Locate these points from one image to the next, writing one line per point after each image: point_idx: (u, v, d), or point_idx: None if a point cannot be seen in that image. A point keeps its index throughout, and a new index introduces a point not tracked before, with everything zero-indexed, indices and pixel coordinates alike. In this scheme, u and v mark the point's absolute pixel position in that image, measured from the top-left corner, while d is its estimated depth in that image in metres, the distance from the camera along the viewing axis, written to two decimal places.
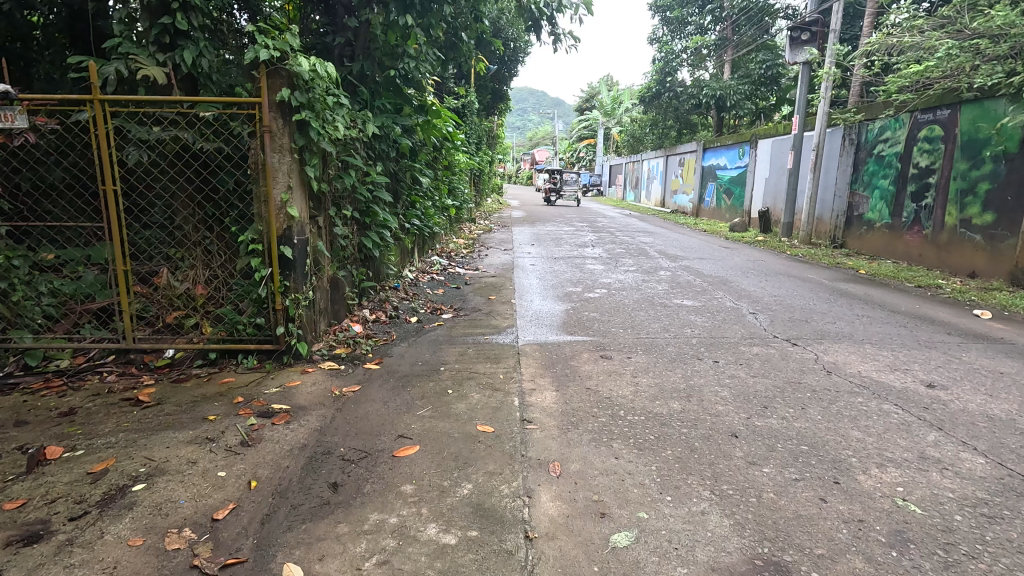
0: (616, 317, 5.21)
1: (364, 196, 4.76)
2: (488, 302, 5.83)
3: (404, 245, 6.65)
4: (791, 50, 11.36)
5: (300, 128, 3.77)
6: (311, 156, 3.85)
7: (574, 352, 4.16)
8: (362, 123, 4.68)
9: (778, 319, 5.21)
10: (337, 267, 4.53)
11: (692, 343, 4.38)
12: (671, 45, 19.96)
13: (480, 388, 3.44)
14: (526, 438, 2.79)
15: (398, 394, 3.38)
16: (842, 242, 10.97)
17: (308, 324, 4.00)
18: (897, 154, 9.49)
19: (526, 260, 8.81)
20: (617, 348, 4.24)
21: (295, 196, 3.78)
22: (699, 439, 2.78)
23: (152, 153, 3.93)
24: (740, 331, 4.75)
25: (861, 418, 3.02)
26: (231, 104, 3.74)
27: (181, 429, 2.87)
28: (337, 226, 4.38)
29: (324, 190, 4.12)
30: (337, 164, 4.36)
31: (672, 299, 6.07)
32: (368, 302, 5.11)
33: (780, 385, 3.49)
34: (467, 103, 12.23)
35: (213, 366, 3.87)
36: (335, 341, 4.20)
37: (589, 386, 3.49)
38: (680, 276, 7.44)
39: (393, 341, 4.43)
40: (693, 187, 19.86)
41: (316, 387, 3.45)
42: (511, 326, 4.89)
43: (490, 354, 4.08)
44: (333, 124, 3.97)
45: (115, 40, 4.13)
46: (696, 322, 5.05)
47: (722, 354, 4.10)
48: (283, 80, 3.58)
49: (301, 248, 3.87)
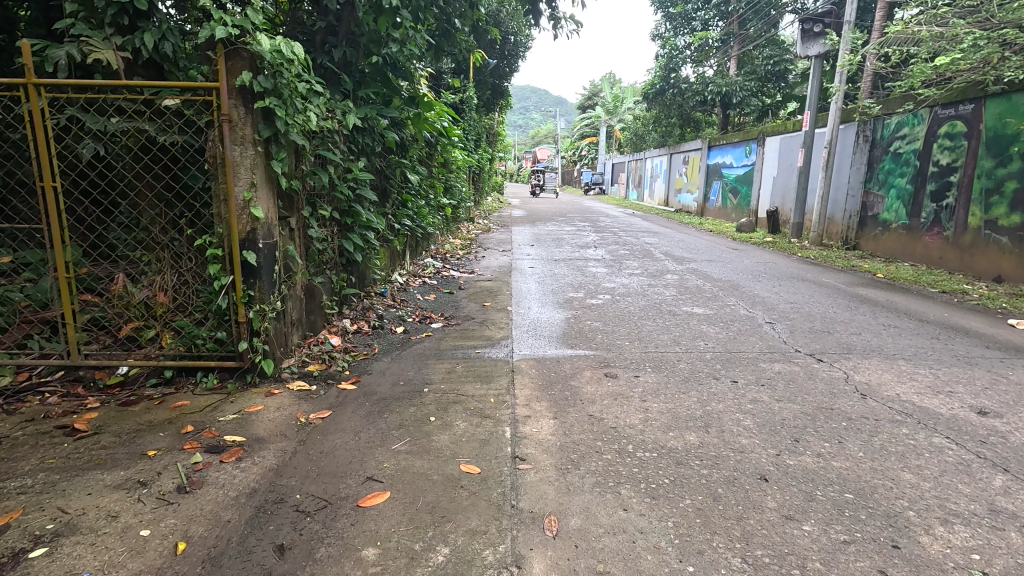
0: (621, 328, 4.77)
1: (344, 194, 4.32)
2: (482, 309, 5.40)
3: (393, 248, 6.20)
4: (803, 42, 10.93)
5: (267, 118, 3.33)
6: (279, 150, 3.42)
7: (575, 370, 3.72)
8: (342, 114, 4.24)
9: (798, 330, 4.76)
10: (313, 272, 4.09)
11: (706, 359, 3.94)
12: (674, 41, 19.55)
13: (467, 415, 3.00)
14: (517, 482, 2.36)
15: (372, 422, 2.94)
16: (855, 244, 10.51)
17: (277, 339, 3.56)
18: (916, 152, 9.03)
19: (524, 262, 8.36)
20: (623, 365, 3.81)
21: (261, 195, 3.33)
22: (722, 484, 2.34)
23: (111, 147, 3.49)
24: (758, 345, 4.30)
25: (910, 456, 2.58)
26: (186, 89, 3.29)
27: (111, 468, 2.44)
28: (311, 228, 3.94)
29: (295, 188, 3.69)
30: (312, 157, 3.93)
31: (682, 306, 5.62)
32: (350, 311, 4.66)
33: (810, 412, 3.05)
34: (465, 98, 11.77)
35: (168, 386, 3.44)
36: (308, 356, 3.76)
37: (592, 412, 3.05)
38: (688, 280, 6.99)
39: (375, 355, 3.99)
40: (698, 186, 19.40)
41: (279, 414, 3.02)
42: (506, 337, 4.46)
43: (480, 372, 3.64)
44: (304, 113, 3.52)
45: (66, 21, 3.63)
46: (709, 334, 4.60)
47: (741, 373, 3.65)
48: (245, 62, 3.14)
49: (269, 253, 3.42)
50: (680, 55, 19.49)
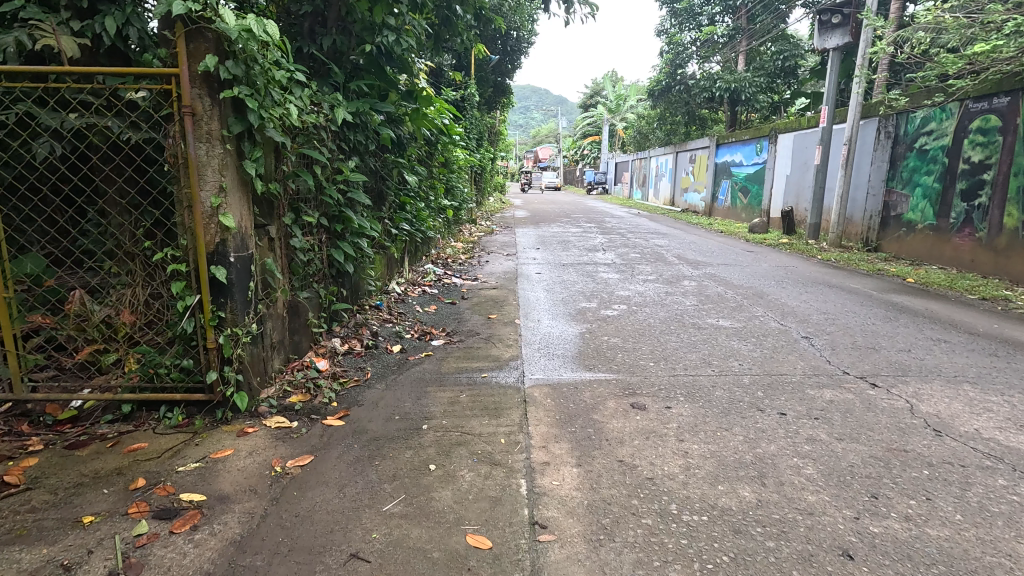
0: (643, 345, 4.27)
1: (333, 198, 3.83)
2: (487, 323, 4.92)
3: (390, 256, 5.71)
4: (821, 34, 10.46)
5: (238, 110, 2.85)
6: (253, 148, 2.94)
7: (597, 400, 3.23)
8: (329, 108, 3.77)
9: (839, 346, 4.28)
10: (296, 288, 3.60)
11: (745, 385, 3.46)
12: (680, 36, 19.07)
13: (473, 464, 2.52)
14: (540, 562, 1.89)
15: (361, 472, 2.47)
16: (876, 245, 10.01)
17: (253, 366, 3.07)
18: (944, 148, 8.55)
19: (530, 267, 7.87)
20: (652, 393, 3.33)
21: (231, 202, 2.85)
22: (798, 565, 1.86)
23: (69, 146, 2.98)
24: (800, 365, 3.81)
25: (1020, 519, 2.10)
26: (142, 76, 2.80)
27: (33, 543, 1.97)
28: (294, 237, 3.45)
29: (275, 192, 3.21)
30: (295, 156, 3.46)
31: (706, 318, 5.12)
32: (340, 329, 4.17)
33: (881, 455, 2.57)
34: (466, 95, 11.29)
35: (125, 423, 2.95)
36: (291, 385, 3.27)
37: (622, 457, 2.57)
38: (708, 287, 6.51)
39: (367, 382, 3.51)
40: (705, 185, 18.88)
41: (251, 460, 2.54)
42: (515, 358, 3.98)
43: (487, 404, 3.15)
44: (284, 105, 3.05)
45: (17, 2, 3.13)
46: (742, 352, 4.10)
47: (789, 403, 3.17)
48: (211, 43, 2.67)
49: (241, 268, 2.94)
50: (685, 51, 18.95)
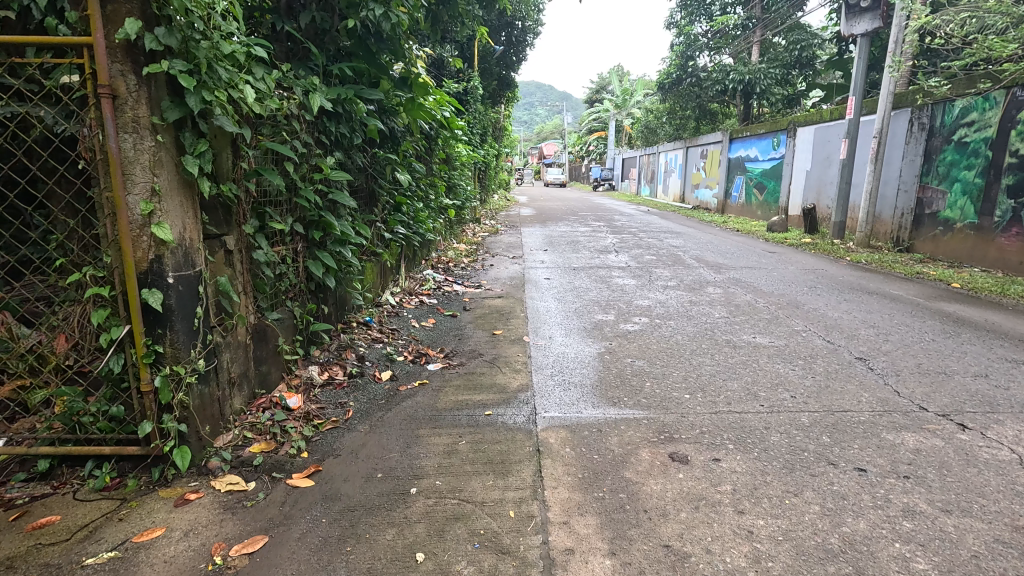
0: (674, 370, 3.66)
1: (309, 200, 3.23)
2: (491, 341, 4.31)
3: (383, 264, 5.11)
4: (848, 20, 9.78)
5: (177, 92, 2.26)
6: (197, 140, 2.34)
7: (627, 450, 2.62)
8: (303, 94, 3.17)
9: (904, 370, 3.66)
10: (263, 310, 3.00)
11: (805, 427, 2.84)
12: (691, 27, 18.36)
13: (473, 552, 1.92)
14: None
15: (325, 565, 1.88)
16: (909, 245, 9.33)
17: (203, 411, 2.48)
18: (988, 140, 7.88)
19: (539, 273, 7.24)
20: (694, 439, 2.72)
21: (169, 210, 2.26)
22: None
23: None
24: (865, 399, 3.19)
25: None
26: (41, 47, 2.15)
27: None
28: (259, 248, 2.86)
29: (229, 194, 2.62)
30: (258, 151, 2.87)
31: (741, 334, 4.49)
32: (320, 353, 3.58)
33: (1009, 539, 1.96)
34: (469, 88, 10.66)
35: (42, 483, 2.35)
36: (252, 431, 2.69)
37: (668, 540, 1.97)
38: (736, 295, 5.87)
39: (347, 423, 2.91)
40: (717, 181, 18.19)
41: (186, 546, 1.97)
42: (525, 388, 3.38)
43: (492, 456, 2.55)
44: (238, 87, 2.45)
45: None
46: (792, 380, 3.48)
47: (866, 455, 2.55)
48: (135, 5, 2.08)
49: (184, 291, 2.35)
50: (696, 42, 18.17)
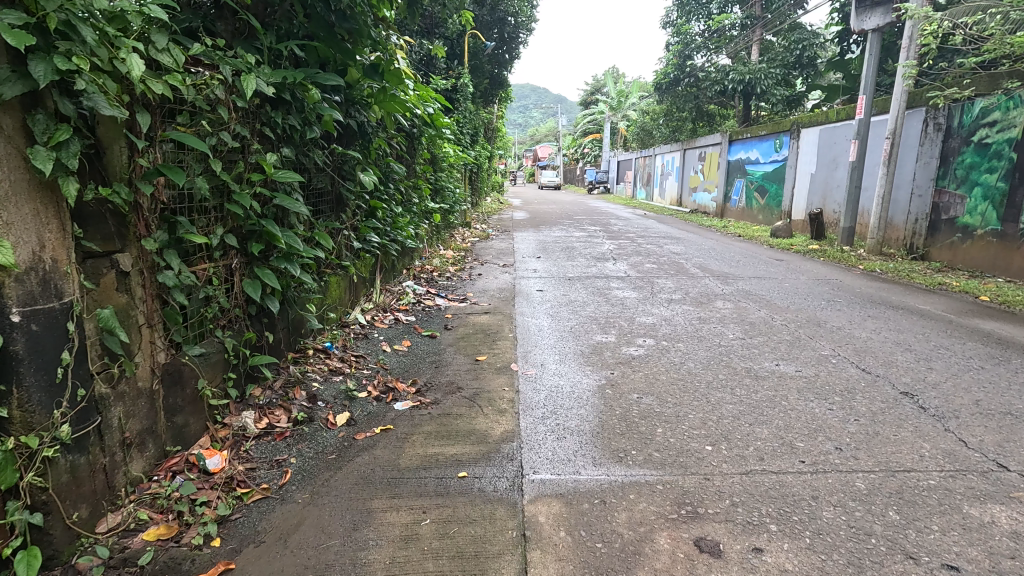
0: (689, 410, 3.05)
1: (241, 207, 2.62)
2: (473, 370, 3.68)
3: (352, 277, 4.48)
4: (858, 14, 9.30)
5: (21, 57, 1.62)
6: (55, 125, 1.71)
7: (640, 534, 2.00)
8: (234, 76, 2.56)
9: (963, 411, 3.06)
10: (178, 346, 2.38)
11: (863, 497, 2.23)
12: (688, 27, 17.85)
13: None
14: None
15: None
16: (924, 253, 8.79)
17: (74, 491, 1.84)
18: (1012, 141, 7.34)
19: (530, 283, 6.65)
20: (725, 517, 2.11)
21: (12, 220, 1.64)
22: None
23: None
24: (927, 451, 2.60)
25: None
26: None
27: None
28: (165, 267, 2.24)
29: (115, 199, 1.98)
30: (168, 145, 2.26)
31: (763, 361, 3.89)
32: (262, 392, 2.96)
33: None
34: (458, 86, 10.04)
35: None
36: (152, 509, 2.07)
37: None
38: (749, 311, 5.27)
39: (281, 490, 2.30)
40: (716, 184, 17.64)
41: None
42: (510, 437, 2.75)
43: (463, 548, 1.94)
44: (122, 58, 1.84)
45: None
46: (833, 425, 2.88)
47: (950, 543, 1.95)
48: None
49: (40, 331, 1.72)
50: (693, 41, 17.63)
